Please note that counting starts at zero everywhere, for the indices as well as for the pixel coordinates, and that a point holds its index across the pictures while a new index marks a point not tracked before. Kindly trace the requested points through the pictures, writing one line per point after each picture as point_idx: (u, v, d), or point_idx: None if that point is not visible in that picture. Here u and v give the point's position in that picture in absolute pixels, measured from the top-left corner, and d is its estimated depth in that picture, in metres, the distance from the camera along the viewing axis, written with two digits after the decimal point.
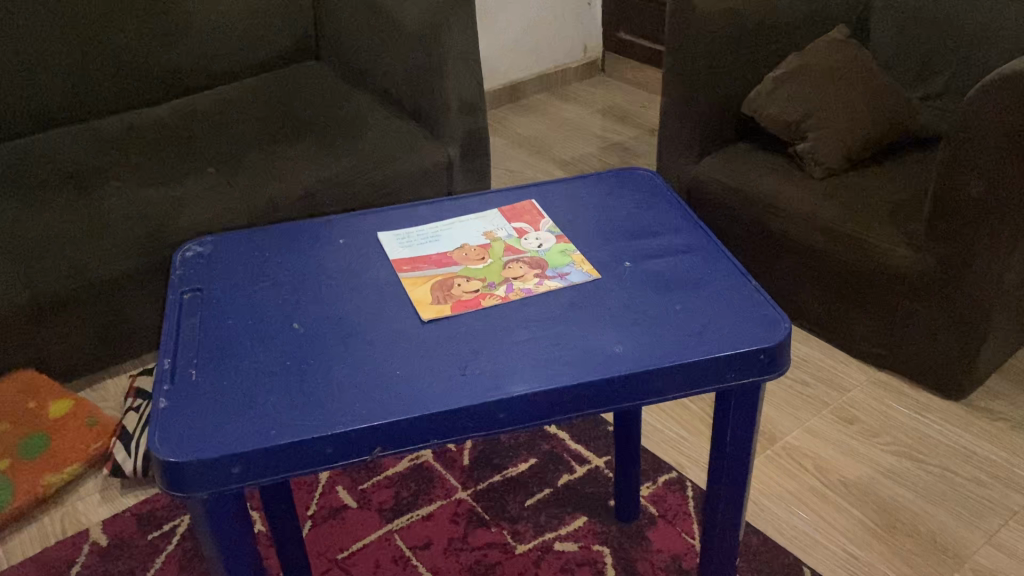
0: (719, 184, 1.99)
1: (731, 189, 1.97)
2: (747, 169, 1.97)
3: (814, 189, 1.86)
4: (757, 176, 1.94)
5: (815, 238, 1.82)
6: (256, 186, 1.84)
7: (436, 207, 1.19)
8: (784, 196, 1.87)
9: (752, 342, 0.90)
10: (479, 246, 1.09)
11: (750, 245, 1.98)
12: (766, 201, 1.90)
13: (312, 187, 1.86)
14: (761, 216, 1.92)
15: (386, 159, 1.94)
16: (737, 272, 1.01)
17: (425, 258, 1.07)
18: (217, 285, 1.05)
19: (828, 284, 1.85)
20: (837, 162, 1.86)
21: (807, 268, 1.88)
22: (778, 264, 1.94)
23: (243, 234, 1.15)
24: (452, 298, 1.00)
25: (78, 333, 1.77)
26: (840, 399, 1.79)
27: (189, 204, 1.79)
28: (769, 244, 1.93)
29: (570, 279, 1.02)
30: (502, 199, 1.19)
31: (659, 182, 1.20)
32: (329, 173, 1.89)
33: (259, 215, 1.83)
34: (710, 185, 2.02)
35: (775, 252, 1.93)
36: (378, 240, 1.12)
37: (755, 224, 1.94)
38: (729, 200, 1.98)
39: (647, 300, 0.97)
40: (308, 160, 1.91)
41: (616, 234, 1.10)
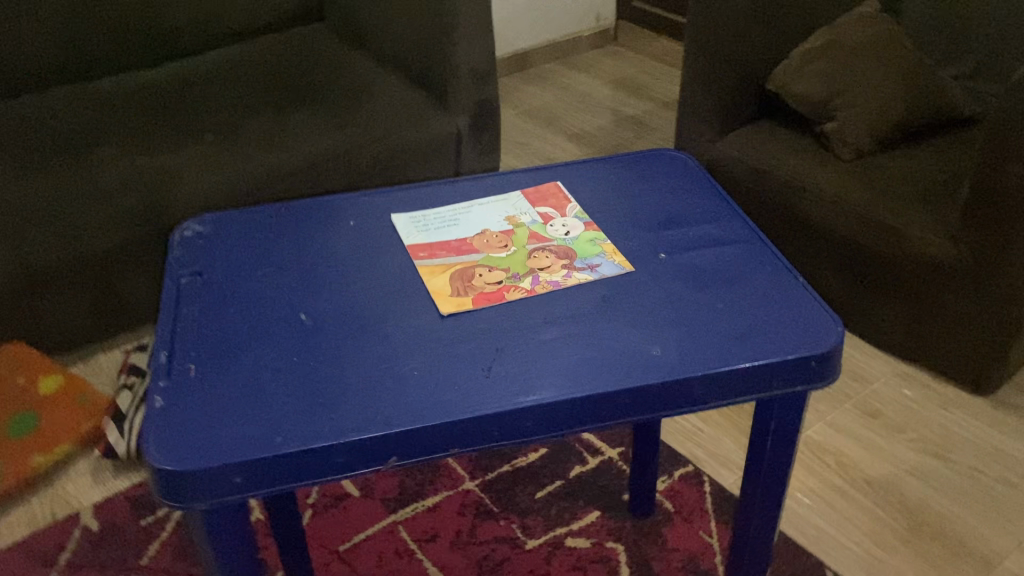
0: (740, 162, 1.90)
1: (753, 169, 1.88)
2: (770, 148, 1.88)
3: (842, 171, 1.77)
4: (781, 156, 1.85)
5: (841, 223, 1.74)
6: (259, 156, 1.75)
7: (453, 187, 1.11)
8: (809, 178, 1.79)
9: (803, 349, 0.82)
10: (501, 233, 1.01)
11: (771, 229, 1.90)
12: (790, 182, 1.81)
13: (317, 157, 1.78)
14: (785, 198, 1.83)
15: (393, 129, 1.85)
16: (782, 268, 0.93)
17: (443, 244, 0.99)
18: (218, 269, 0.97)
19: (853, 271, 1.77)
20: (866, 143, 1.78)
21: (831, 253, 1.80)
22: (800, 249, 1.85)
23: (245, 211, 1.07)
24: (473, 291, 0.92)
25: (70, 305, 1.69)
26: (862, 391, 1.72)
27: (190, 173, 1.70)
28: (790, 228, 1.85)
29: (601, 271, 0.94)
30: (525, 180, 1.11)
31: (693, 165, 1.12)
32: (335, 143, 1.80)
33: (262, 189, 1.74)
34: (730, 165, 1.93)
35: (796, 236, 1.85)
36: (391, 221, 1.04)
37: (777, 207, 1.86)
38: (750, 180, 1.89)
39: (686, 296, 0.90)
40: (311, 130, 1.82)
41: (650, 222, 1.02)
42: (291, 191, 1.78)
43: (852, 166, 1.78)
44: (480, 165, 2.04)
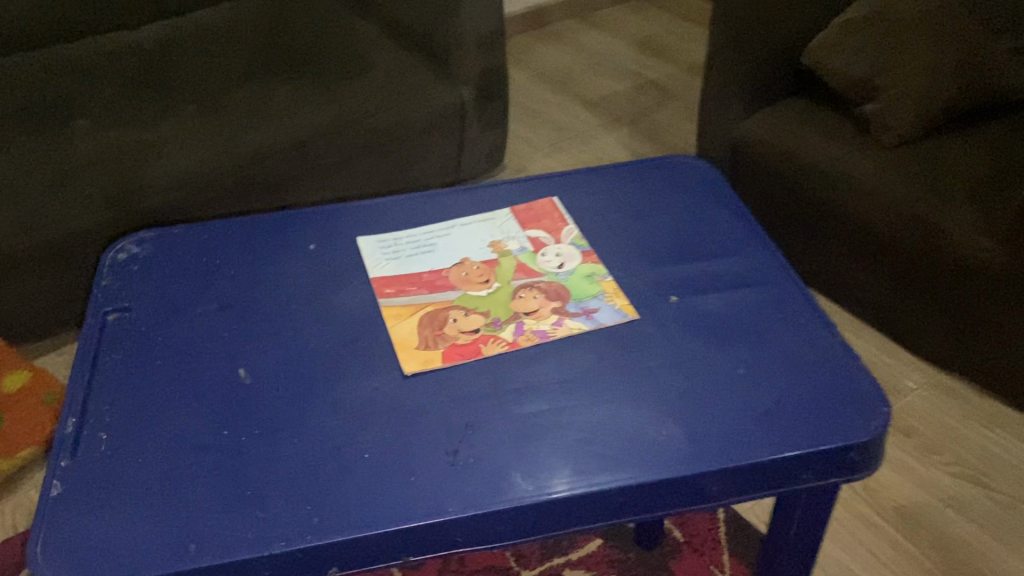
0: (766, 147, 1.67)
1: (780, 157, 1.64)
2: (800, 130, 1.64)
3: (881, 163, 1.53)
4: (811, 143, 1.61)
5: (877, 221, 1.51)
6: (247, 134, 1.51)
7: (433, 200, 0.95)
8: (845, 171, 1.55)
9: (836, 437, 0.68)
10: (483, 263, 0.86)
11: (798, 223, 1.67)
12: (822, 176, 1.58)
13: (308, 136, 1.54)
14: (817, 192, 1.60)
15: (390, 103, 1.62)
16: (816, 320, 0.78)
17: (414, 278, 0.85)
18: (151, 304, 0.83)
19: (890, 273, 1.54)
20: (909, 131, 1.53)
21: (865, 252, 1.56)
22: (830, 249, 1.63)
23: (191, 228, 0.92)
24: (444, 342, 0.77)
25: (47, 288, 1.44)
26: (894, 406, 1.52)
27: (167, 153, 1.46)
28: (820, 226, 1.62)
29: (598, 319, 0.79)
30: (516, 193, 0.95)
31: (714, 180, 0.96)
32: (326, 120, 1.56)
33: (247, 174, 1.51)
34: (752, 149, 1.70)
35: (827, 231, 1.62)
36: (357, 245, 0.89)
37: (806, 201, 1.62)
38: (776, 169, 1.66)
39: (698, 357, 0.75)
40: (301, 102, 1.58)
41: (659, 253, 0.86)
42: (277, 177, 1.55)
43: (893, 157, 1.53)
44: (483, 141, 1.85)
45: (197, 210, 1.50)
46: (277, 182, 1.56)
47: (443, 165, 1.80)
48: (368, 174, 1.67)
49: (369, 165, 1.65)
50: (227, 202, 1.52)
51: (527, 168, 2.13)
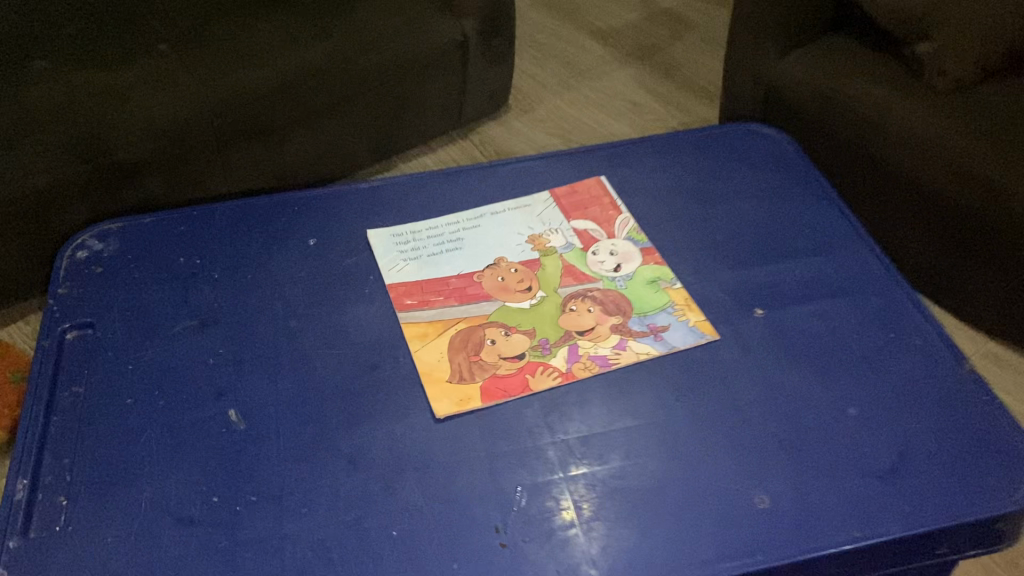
0: (797, 95, 1.06)
1: (806, 109, 1.06)
2: (828, 69, 1.04)
3: (950, 113, 0.94)
4: (848, 88, 1.01)
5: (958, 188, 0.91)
6: (244, 64, 1.02)
7: (456, 179, 0.80)
8: (911, 128, 0.95)
9: (979, 506, 0.54)
10: (523, 264, 0.71)
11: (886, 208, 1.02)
12: (883, 138, 0.98)
13: (303, 74, 1.04)
14: (875, 163, 1.00)
15: (384, 30, 1.12)
16: (937, 342, 0.64)
17: (440, 284, 0.70)
18: (119, 318, 0.68)
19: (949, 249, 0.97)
20: (983, 63, 0.95)
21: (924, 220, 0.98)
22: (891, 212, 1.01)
23: (167, 217, 0.77)
24: (483, 374, 0.63)
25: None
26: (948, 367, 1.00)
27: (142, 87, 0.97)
28: (921, 214, 0.98)
29: (669, 340, 0.65)
30: (555, 172, 0.80)
31: (794, 156, 0.80)
32: (320, 53, 1.06)
33: (237, 123, 1.02)
34: (768, 99, 1.12)
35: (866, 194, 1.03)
36: (367, 240, 0.73)
37: (871, 176, 1.01)
38: (818, 125, 1.05)
39: (796, 392, 0.61)
40: (302, 33, 1.08)
41: (734, 251, 0.71)
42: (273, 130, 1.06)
43: (962, 104, 0.95)
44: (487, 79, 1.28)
45: (174, 177, 1.00)
46: (270, 138, 1.06)
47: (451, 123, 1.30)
48: (363, 136, 1.17)
49: (365, 120, 1.15)
50: (211, 170, 1.03)
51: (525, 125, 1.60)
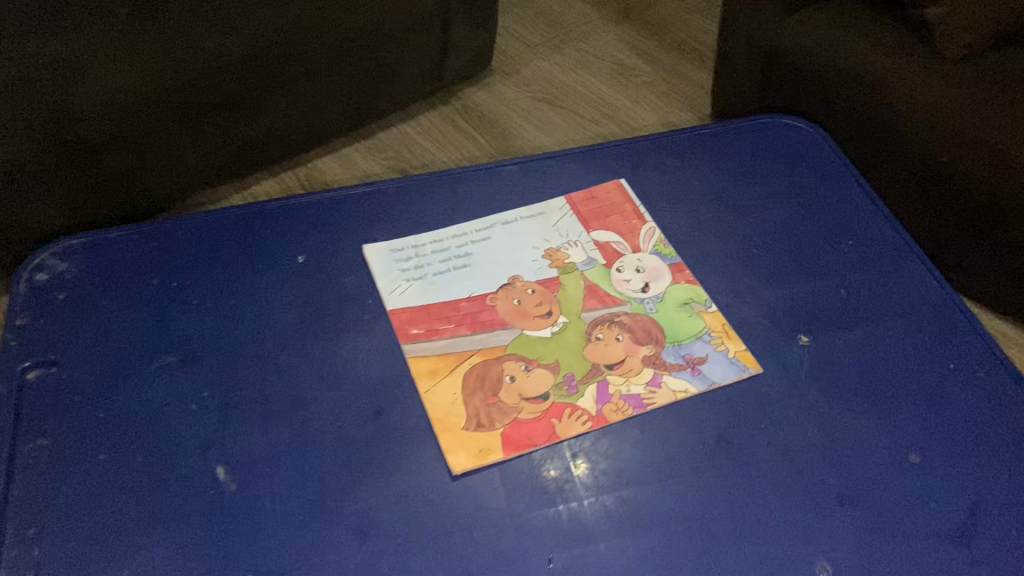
0: (795, 59, 0.90)
1: (804, 77, 0.90)
2: (828, 31, 0.88)
3: (967, 85, 0.80)
4: (854, 54, 0.85)
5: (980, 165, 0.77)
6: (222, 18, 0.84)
7: (460, 185, 0.72)
8: (928, 102, 0.80)
9: None
10: (540, 284, 0.64)
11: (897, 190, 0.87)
12: (895, 114, 0.82)
13: (278, 38, 0.90)
14: (889, 141, 0.84)
15: None
16: (1000, 374, 0.58)
17: (450, 309, 0.63)
18: (87, 354, 0.60)
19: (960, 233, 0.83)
20: (998, 30, 0.82)
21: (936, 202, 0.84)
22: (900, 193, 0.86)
23: (138, 231, 0.68)
24: (503, 419, 0.56)
25: None
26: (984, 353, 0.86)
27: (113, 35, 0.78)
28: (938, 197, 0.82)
29: (708, 375, 0.58)
30: (568, 175, 0.72)
31: (828, 157, 0.73)
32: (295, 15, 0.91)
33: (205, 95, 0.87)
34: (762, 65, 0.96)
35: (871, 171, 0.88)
36: (365, 258, 0.66)
37: (881, 155, 0.86)
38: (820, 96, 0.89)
39: (853, 434, 0.55)
40: None
41: (772, 266, 0.65)
42: (244, 99, 0.92)
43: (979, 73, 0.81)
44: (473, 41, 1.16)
45: (139, 154, 0.87)
46: (237, 109, 0.92)
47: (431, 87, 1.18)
48: (336, 102, 1.04)
49: (339, 85, 1.02)
50: (179, 144, 0.90)
51: (509, 90, 1.30)
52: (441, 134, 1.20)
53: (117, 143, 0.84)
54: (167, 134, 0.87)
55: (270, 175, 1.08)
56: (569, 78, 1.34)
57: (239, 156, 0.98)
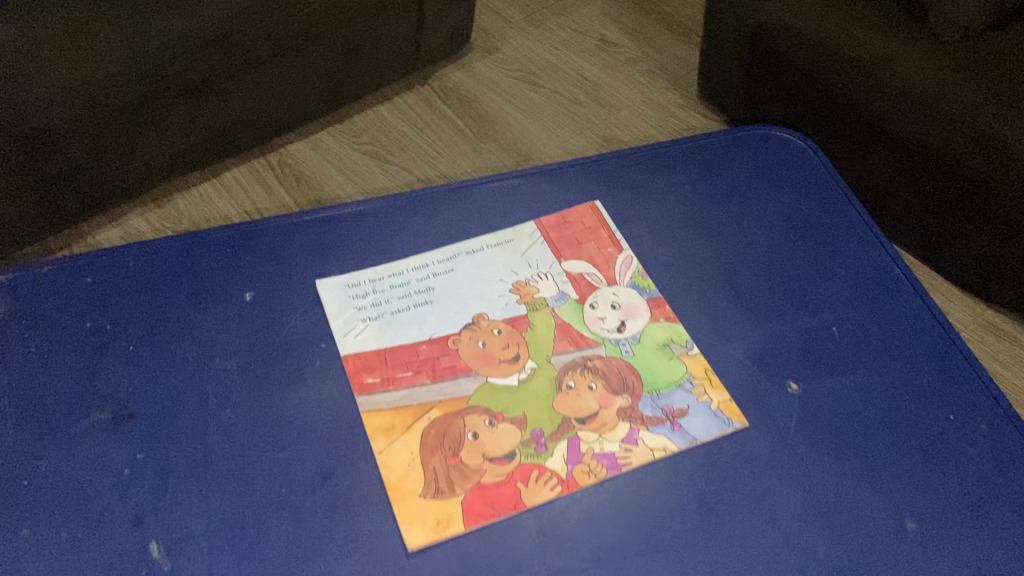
0: (785, 42, 0.84)
1: (794, 60, 0.84)
2: (820, 15, 0.82)
3: (960, 67, 0.75)
4: (844, 35, 0.80)
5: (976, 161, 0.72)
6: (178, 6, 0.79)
7: (422, 209, 0.66)
8: (917, 85, 0.75)
9: None
10: (507, 323, 0.59)
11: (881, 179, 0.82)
12: (883, 97, 0.77)
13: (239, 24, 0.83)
14: (881, 136, 0.79)
15: None
16: (1003, 424, 0.54)
17: (409, 353, 0.57)
18: (9, 410, 0.54)
19: (957, 226, 0.78)
20: (998, 9, 0.76)
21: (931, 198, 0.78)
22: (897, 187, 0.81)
23: (70, 265, 0.63)
24: (465, 484, 0.51)
25: None
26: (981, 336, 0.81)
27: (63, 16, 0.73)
28: (924, 186, 0.78)
29: (688, 430, 0.54)
30: (539, 197, 0.67)
31: (821, 171, 0.68)
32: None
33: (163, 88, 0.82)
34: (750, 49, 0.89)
35: (863, 163, 0.83)
36: (318, 295, 0.61)
37: (869, 141, 0.81)
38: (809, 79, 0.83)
39: (845, 497, 0.51)
40: None
41: (758, 301, 0.60)
42: (203, 91, 0.85)
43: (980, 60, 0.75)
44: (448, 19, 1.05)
45: (98, 144, 0.81)
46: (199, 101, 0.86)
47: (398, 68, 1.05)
48: (307, 89, 0.96)
49: (309, 70, 0.94)
50: (136, 140, 0.84)
51: (488, 71, 1.15)
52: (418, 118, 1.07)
53: (73, 132, 0.78)
54: (122, 129, 0.82)
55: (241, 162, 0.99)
56: (550, 58, 1.18)
57: (206, 146, 0.91)
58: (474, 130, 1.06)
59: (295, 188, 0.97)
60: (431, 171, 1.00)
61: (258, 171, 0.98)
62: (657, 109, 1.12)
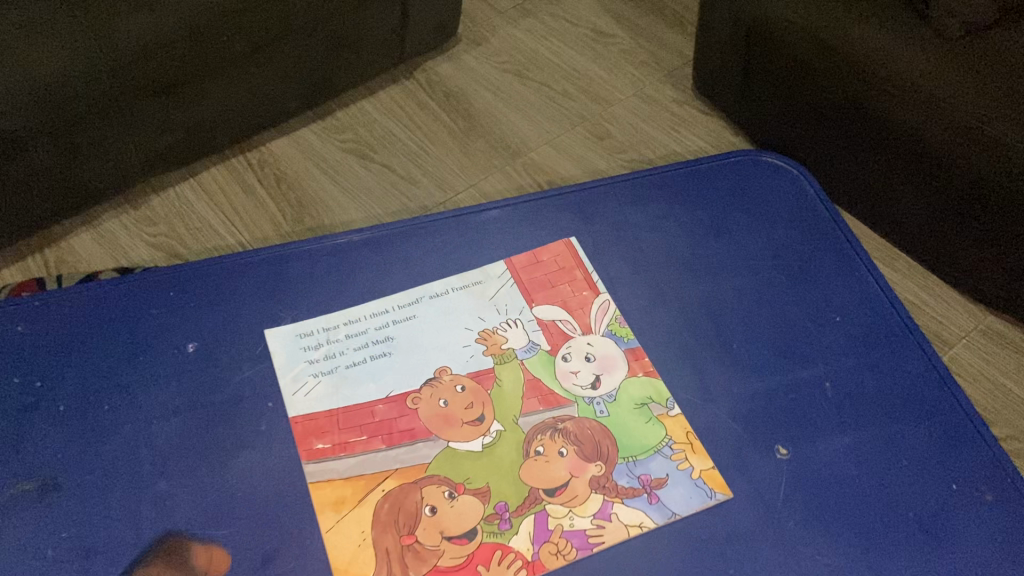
0: (784, 43, 0.78)
1: (796, 63, 0.78)
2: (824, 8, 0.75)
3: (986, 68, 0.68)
4: (843, 29, 0.73)
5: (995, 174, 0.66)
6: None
7: (385, 246, 0.62)
8: (923, 89, 0.69)
9: None
10: (471, 379, 0.54)
11: (887, 188, 0.76)
12: (891, 99, 0.70)
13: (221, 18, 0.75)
14: (892, 140, 0.72)
15: None
16: (1011, 497, 0.50)
17: (363, 415, 0.53)
18: None
19: (964, 237, 0.72)
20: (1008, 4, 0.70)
21: (941, 206, 0.72)
22: (905, 193, 0.75)
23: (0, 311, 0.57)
24: (419, 569, 0.46)
25: None
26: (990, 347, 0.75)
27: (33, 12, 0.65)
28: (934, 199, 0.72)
29: (666, 503, 0.49)
30: (512, 233, 0.62)
31: (815, 204, 0.64)
32: None
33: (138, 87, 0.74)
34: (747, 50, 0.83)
35: (868, 164, 0.76)
36: (267, 346, 0.56)
37: (872, 148, 0.75)
38: (811, 81, 0.77)
39: None
40: None
41: (746, 353, 0.56)
42: (178, 87, 0.78)
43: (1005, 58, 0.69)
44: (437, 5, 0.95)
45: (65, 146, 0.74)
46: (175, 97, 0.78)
47: (377, 62, 0.95)
48: (288, 83, 0.88)
49: (289, 64, 0.85)
50: (104, 140, 0.76)
51: (476, 63, 1.02)
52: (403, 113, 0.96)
53: (38, 136, 0.71)
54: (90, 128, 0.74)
55: (215, 160, 0.90)
56: (542, 48, 1.04)
57: (178, 142, 0.83)
58: (462, 126, 0.95)
59: (276, 189, 0.87)
60: (417, 170, 0.90)
61: (238, 169, 0.89)
62: (656, 103, 0.99)
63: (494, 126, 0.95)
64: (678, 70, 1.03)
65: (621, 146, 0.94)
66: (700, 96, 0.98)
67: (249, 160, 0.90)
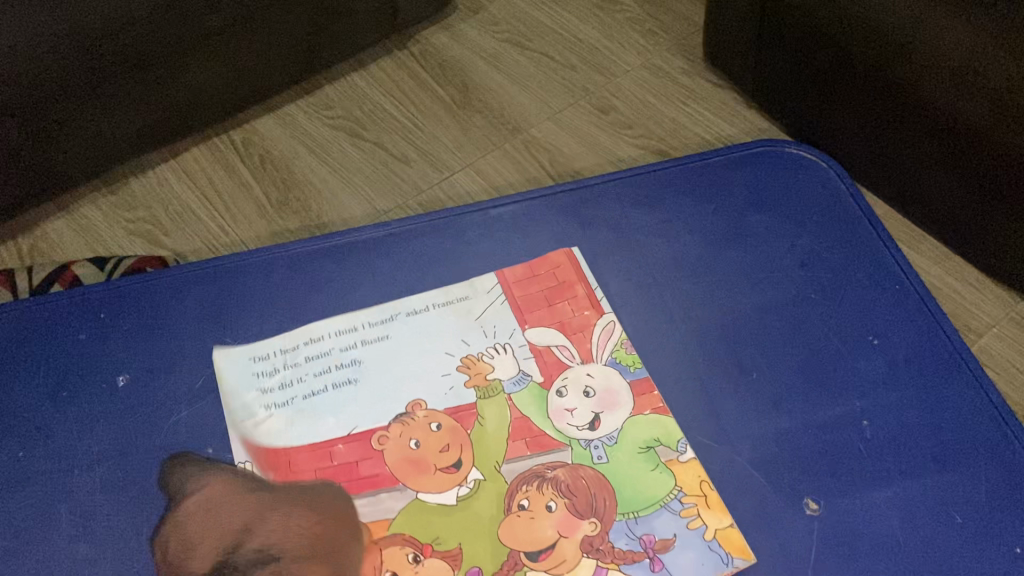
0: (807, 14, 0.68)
1: (819, 32, 0.68)
2: None
3: None
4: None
5: None
6: None
7: (353, 259, 0.53)
8: (954, 55, 0.58)
9: None
10: (449, 416, 0.46)
11: (923, 173, 0.66)
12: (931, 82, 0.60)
13: None
14: (930, 127, 0.63)
15: None
16: None
17: (322, 461, 0.45)
18: None
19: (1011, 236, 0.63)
20: None
21: (988, 202, 0.63)
22: (946, 185, 0.65)
23: None
24: None
25: None
26: None
27: None
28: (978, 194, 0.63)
29: (673, 571, 0.41)
30: (500, 242, 0.54)
31: (849, 204, 0.56)
32: None
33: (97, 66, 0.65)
34: (766, 22, 0.74)
35: (903, 151, 0.66)
36: (213, 377, 0.48)
37: (907, 134, 0.65)
38: (836, 52, 0.67)
39: None
40: None
41: (770, 383, 0.48)
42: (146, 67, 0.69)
43: None
44: None
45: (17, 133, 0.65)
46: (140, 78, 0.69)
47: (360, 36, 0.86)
48: (272, 62, 0.79)
49: (270, 40, 0.76)
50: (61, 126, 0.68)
51: (471, 33, 0.92)
52: (391, 88, 0.87)
53: None
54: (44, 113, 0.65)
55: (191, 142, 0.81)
56: (544, 17, 0.94)
57: (149, 128, 0.74)
58: (458, 101, 0.86)
59: (261, 169, 0.79)
60: (408, 149, 0.81)
61: (221, 149, 0.81)
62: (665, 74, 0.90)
63: (492, 100, 0.86)
64: (690, 36, 0.93)
65: (629, 123, 0.84)
66: (716, 66, 0.88)
67: (233, 139, 0.82)
